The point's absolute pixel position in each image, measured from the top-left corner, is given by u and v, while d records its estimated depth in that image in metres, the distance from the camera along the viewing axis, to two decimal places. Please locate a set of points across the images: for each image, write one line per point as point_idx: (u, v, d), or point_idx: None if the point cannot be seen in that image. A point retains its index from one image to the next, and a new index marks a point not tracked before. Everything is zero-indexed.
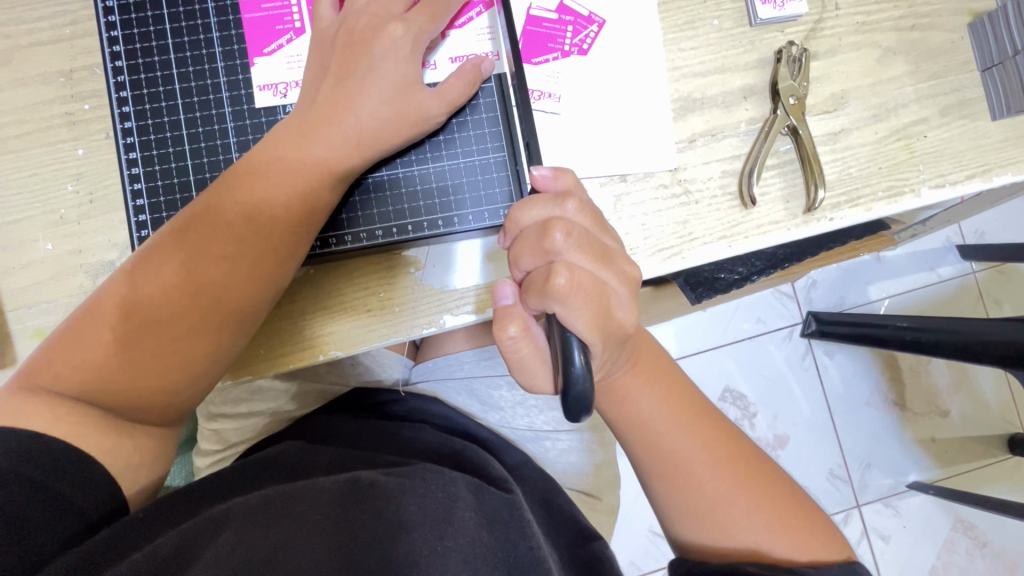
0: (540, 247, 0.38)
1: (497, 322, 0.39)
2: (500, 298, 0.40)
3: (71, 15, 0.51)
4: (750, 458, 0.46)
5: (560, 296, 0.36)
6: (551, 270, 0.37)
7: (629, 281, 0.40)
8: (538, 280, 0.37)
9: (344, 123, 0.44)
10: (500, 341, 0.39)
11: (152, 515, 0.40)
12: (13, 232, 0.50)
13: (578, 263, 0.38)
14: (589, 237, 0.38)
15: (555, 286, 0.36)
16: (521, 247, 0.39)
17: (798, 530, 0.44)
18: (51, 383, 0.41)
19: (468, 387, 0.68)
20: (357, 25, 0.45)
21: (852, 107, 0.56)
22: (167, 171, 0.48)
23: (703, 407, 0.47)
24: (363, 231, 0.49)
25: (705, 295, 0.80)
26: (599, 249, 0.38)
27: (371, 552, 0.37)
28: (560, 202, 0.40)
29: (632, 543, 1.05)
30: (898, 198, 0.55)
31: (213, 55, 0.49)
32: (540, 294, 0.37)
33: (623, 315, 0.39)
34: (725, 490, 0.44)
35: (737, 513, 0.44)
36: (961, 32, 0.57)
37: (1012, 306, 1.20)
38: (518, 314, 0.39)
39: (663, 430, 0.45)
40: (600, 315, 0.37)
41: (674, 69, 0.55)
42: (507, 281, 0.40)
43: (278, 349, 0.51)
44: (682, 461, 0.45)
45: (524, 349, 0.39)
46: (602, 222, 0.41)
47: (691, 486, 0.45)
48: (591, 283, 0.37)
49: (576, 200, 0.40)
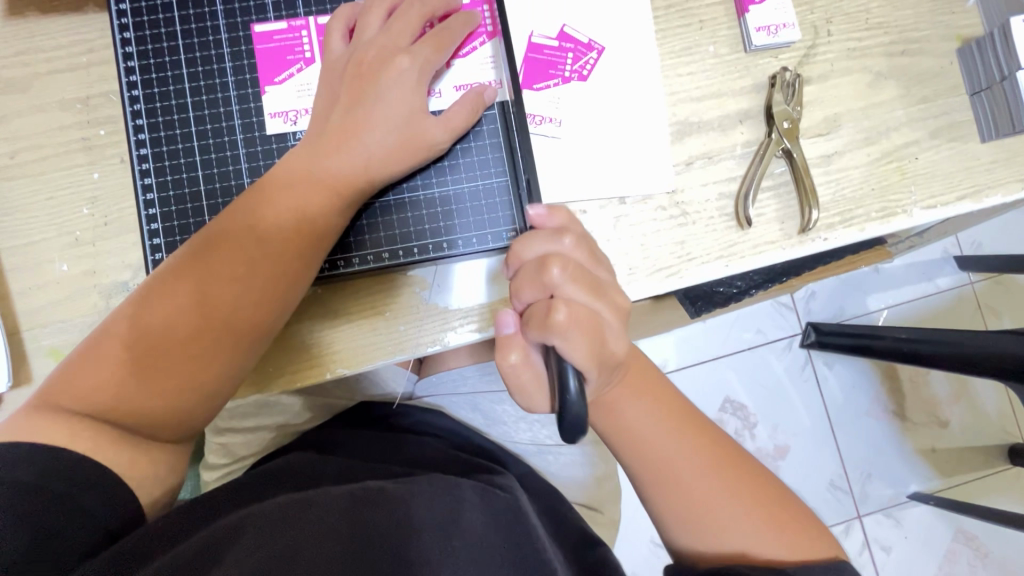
0: (539, 281, 0.40)
1: (499, 350, 0.42)
2: (504, 327, 0.42)
3: (89, 44, 0.53)
4: (737, 461, 0.47)
5: (559, 330, 0.37)
6: (550, 306, 0.38)
7: (621, 312, 0.42)
8: (538, 314, 0.39)
9: (353, 151, 0.46)
10: (501, 367, 0.42)
11: (168, 524, 0.41)
12: (30, 253, 0.52)
13: (573, 298, 0.39)
14: (583, 272, 0.40)
15: (554, 320, 0.37)
16: (521, 281, 0.41)
17: (784, 531, 0.45)
18: (66, 402, 0.42)
19: (472, 401, 0.70)
20: (365, 57, 0.47)
21: (845, 130, 0.57)
22: (181, 196, 0.50)
23: (691, 413, 0.48)
24: (370, 253, 0.51)
25: (705, 308, 0.82)
26: (592, 282, 0.40)
27: (384, 553, 0.39)
28: (558, 237, 0.41)
29: (634, 554, 1.06)
30: (891, 219, 0.56)
31: (226, 84, 0.51)
32: (540, 327, 0.38)
33: (616, 344, 0.41)
34: (713, 496, 0.45)
35: (723, 516, 0.45)
36: (950, 58, 0.59)
37: (1009, 318, 1.21)
38: (518, 342, 0.41)
39: (652, 438, 0.47)
40: (596, 346, 0.39)
41: (672, 93, 0.56)
42: (509, 311, 0.42)
43: (287, 367, 0.52)
44: (671, 468, 0.46)
45: (524, 375, 0.42)
46: (597, 257, 0.43)
47: (684, 496, 0.46)
48: (588, 318, 0.39)
49: (574, 236, 0.42)
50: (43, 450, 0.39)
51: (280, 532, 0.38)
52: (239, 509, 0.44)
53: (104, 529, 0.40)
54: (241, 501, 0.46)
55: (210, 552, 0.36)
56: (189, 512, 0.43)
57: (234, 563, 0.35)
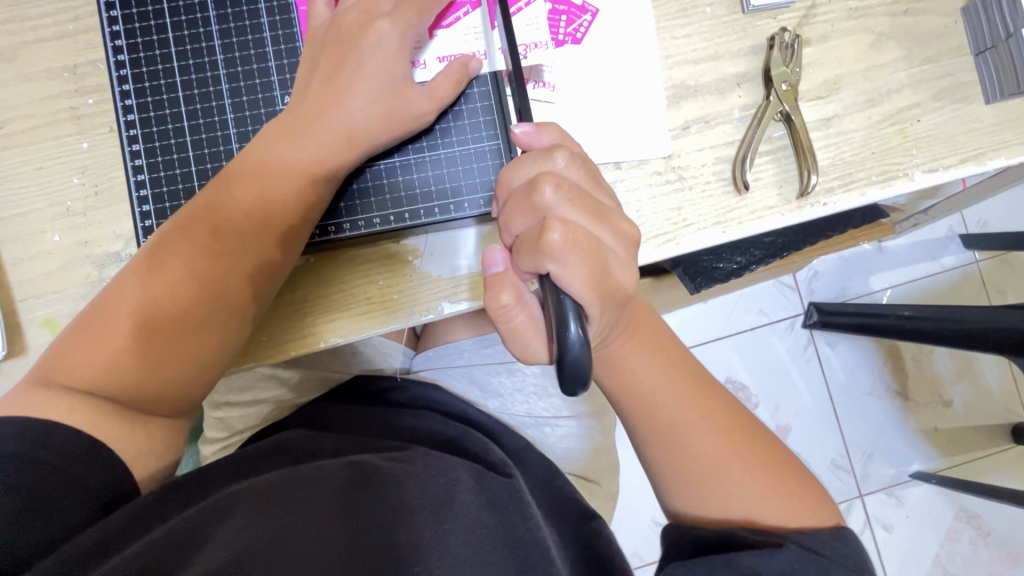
0: (529, 204, 0.36)
1: (489, 290, 0.38)
2: (491, 266, 0.39)
3: (74, 11, 0.52)
4: (746, 425, 0.46)
5: (554, 252, 0.34)
6: (545, 228, 0.35)
7: (624, 239, 0.38)
8: (533, 239, 0.36)
9: (335, 118, 0.44)
10: (492, 310, 0.38)
11: (170, 494, 0.41)
12: (21, 223, 0.52)
13: (570, 219, 0.36)
14: (580, 192, 0.37)
15: (548, 242, 0.34)
16: (511, 209, 0.38)
17: (791, 498, 0.44)
18: (65, 378, 0.41)
19: (469, 374, 0.69)
20: (346, 22, 0.45)
21: (846, 93, 0.56)
22: (169, 162, 0.49)
23: (700, 373, 0.47)
24: (360, 219, 0.50)
25: (705, 286, 0.76)
26: (591, 204, 0.37)
27: (374, 532, 0.38)
28: (549, 155, 0.38)
29: (635, 534, 1.06)
30: (892, 182, 0.55)
31: (212, 49, 0.50)
32: (533, 253, 0.35)
33: (621, 274, 0.38)
34: (721, 460, 0.44)
35: (728, 481, 0.44)
36: (955, 17, 0.57)
37: (1015, 294, 1.19)
38: (510, 281, 0.38)
39: (662, 397, 0.45)
40: (599, 273, 0.35)
41: (667, 56, 0.55)
42: (497, 247, 0.39)
43: (278, 336, 0.52)
44: (678, 427, 0.45)
45: (518, 318, 0.38)
46: (595, 178, 0.39)
47: (690, 459, 0.45)
48: (588, 241, 0.35)
49: (569, 154, 0.38)
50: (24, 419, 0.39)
51: (266, 515, 0.37)
52: (236, 483, 0.43)
53: (100, 500, 0.39)
54: (237, 474, 0.46)
55: (200, 532, 0.36)
56: (189, 482, 0.43)
57: (223, 541, 0.35)
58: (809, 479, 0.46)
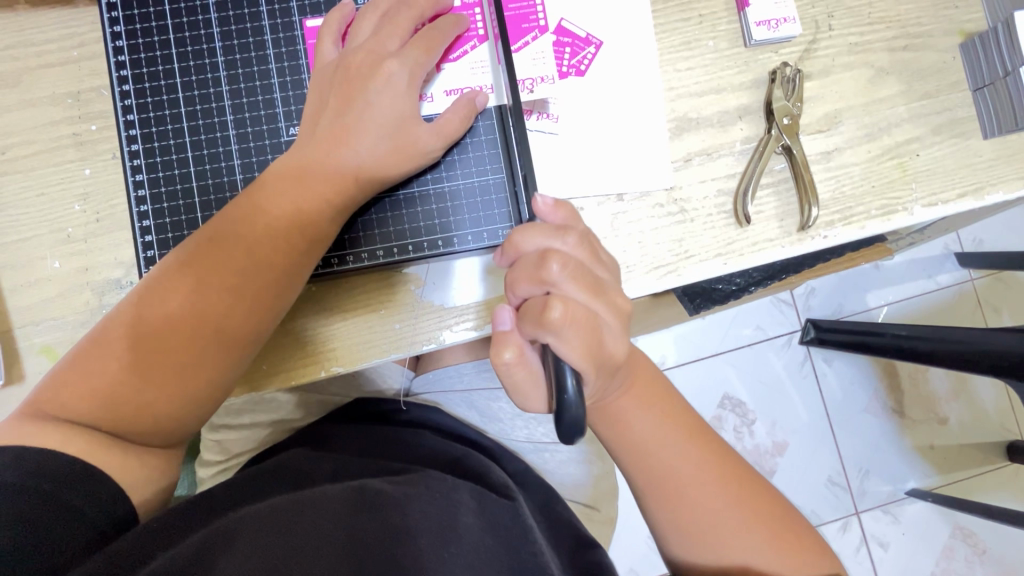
0: (536, 276, 0.37)
1: (494, 346, 0.38)
2: (499, 324, 0.39)
3: (79, 38, 0.52)
4: (740, 472, 0.46)
5: (554, 328, 0.35)
6: (546, 303, 0.36)
7: (620, 313, 0.39)
8: (534, 310, 0.37)
9: (342, 157, 0.44)
10: (495, 365, 0.38)
11: (168, 520, 0.40)
12: (21, 250, 0.51)
13: (572, 296, 0.37)
14: (584, 270, 0.38)
15: (549, 319, 0.36)
16: (517, 276, 0.38)
17: (786, 546, 0.44)
18: (61, 413, 0.41)
19: (468, 399, 0.70)
20: (354, 61, 0.45)
21: (846, 127, 0.56)
22: (173, 193, 0.49)
23: (696, 421, 0.48)
24: (365, 251, 0.50)
25: (704, 305, 0.80)
26: (593, 282, 0.38)
27: (378, 553, 0.37)
28: (561, 233, 0.39)
29: (633, 551, 1.06)
30: (890, 216, 0.56)
31: (218, 80, 0.50)
32: (535, 325, 0.36)
33: (615, 346, 0.39)
34: (717, 509, 0.44)
35: (723, 530, 0.44)
36: (953, 53, 0.58)
37: (1010, 315, 1.20)
38: (514, 339, 0.38)
39: (657, 446, 0.46)
40: (594, 347, 0.37)
41: (670, 89, 0.56)
42: (506, 306, 0.39)
43: (279, 366, 0.52)
44: (672, 479, 0.45)
45: (518, 375, 0.39)
46: (599, 255, 0.40)
47: (686, 507, 0.45)
48: (586, 317, 0.36)
49: (577, 234, 0.39)
50: (18, 448, 0.38)
51: (272, 541, 0.37)
52: (237, 509, 0.43)
53: (97, 527, 0.39)
54: (238, 501, 0.45)
55: (204, 557, 0.35)
56: (190, 509, 0.42)
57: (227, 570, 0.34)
58: (807, 529, 0.46)
